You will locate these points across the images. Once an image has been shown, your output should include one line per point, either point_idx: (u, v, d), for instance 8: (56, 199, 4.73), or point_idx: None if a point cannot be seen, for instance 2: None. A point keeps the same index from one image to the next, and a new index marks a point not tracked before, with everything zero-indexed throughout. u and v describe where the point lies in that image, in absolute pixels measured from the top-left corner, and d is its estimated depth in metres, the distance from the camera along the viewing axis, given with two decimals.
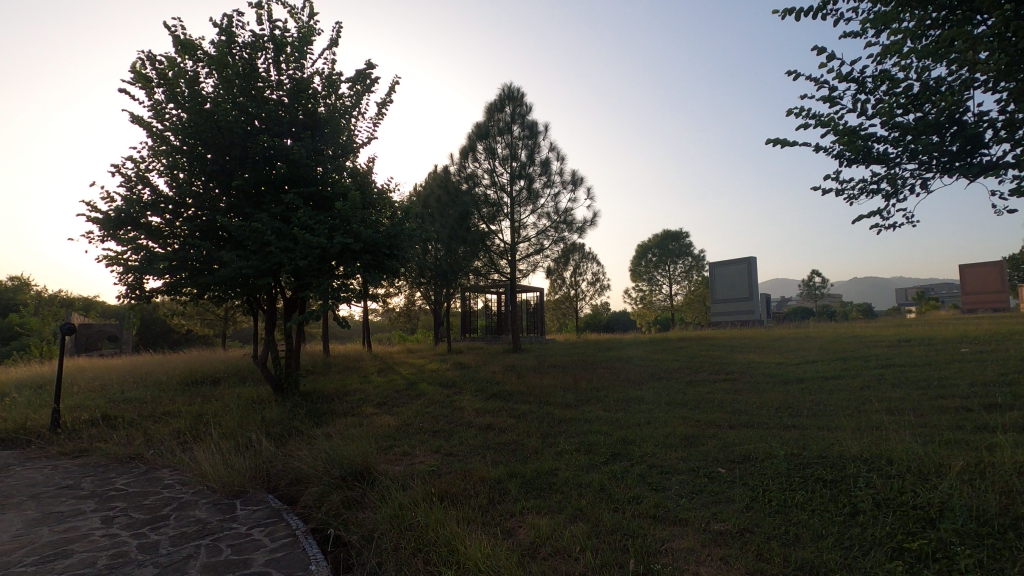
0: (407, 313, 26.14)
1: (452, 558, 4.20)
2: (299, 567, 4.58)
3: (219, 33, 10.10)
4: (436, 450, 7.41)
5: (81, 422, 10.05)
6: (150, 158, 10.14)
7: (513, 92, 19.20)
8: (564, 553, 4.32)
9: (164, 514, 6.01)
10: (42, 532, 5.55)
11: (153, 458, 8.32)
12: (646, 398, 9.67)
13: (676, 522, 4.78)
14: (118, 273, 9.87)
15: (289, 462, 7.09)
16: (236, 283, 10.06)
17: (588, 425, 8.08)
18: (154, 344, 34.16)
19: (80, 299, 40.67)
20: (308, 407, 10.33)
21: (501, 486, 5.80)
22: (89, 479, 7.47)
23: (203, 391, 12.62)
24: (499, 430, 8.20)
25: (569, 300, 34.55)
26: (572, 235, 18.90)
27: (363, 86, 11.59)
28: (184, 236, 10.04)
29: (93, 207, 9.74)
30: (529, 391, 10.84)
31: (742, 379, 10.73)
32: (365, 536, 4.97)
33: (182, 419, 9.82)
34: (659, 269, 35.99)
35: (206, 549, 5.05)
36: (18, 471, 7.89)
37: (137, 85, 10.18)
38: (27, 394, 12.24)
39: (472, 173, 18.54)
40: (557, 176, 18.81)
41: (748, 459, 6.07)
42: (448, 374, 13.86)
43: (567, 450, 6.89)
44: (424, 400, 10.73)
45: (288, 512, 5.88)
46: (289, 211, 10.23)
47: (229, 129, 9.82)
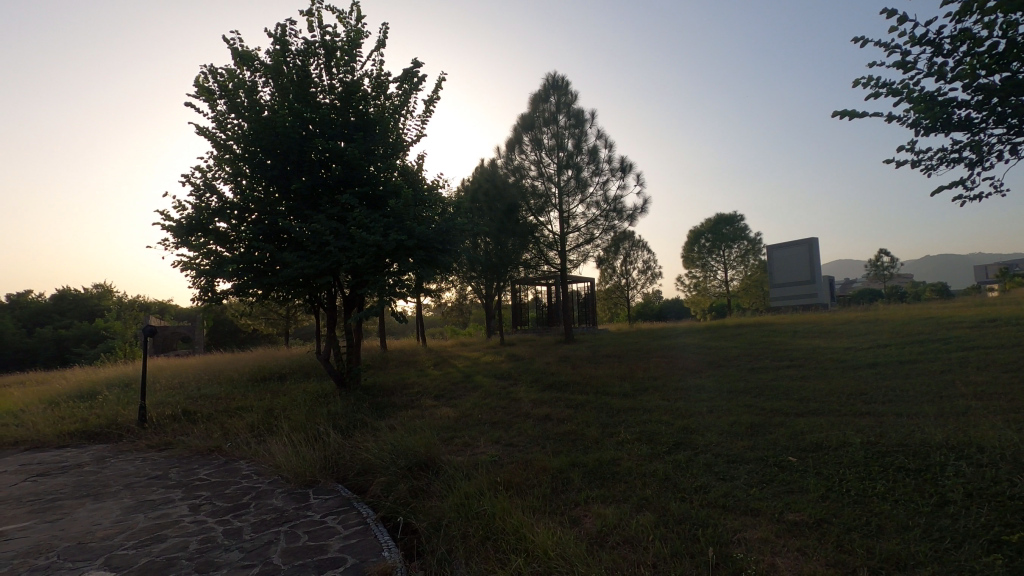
0: (459, 307, 26.53)
1: (520, 545, 4.24)
2: (373, 553, 4.74)
3: (274, 43, 10.50)
4: (496, 441, 7.51)
5: (164, 417, 10.77)
6: (215, 167, 10.67)
7: (557, 81, 19.04)
8: (633, 543, 4.28)
9: (244, 502, 6.37)
10: (138, 518, 5.99)
11: (231, 450, 8.82)
12: (706, 386, 9.43)
13: (747, 512, 4.65)
14: (191, 277, 10.48)
15: (356, 453, 7.36)
16: (298, 282, 10.49)
17: (647, 414, 7.96)
18: (224, 344, 36.27)
19: (156, 303, 43.66)
20: (370, 400, 10.69)
21: (564, 476, 5.81)
22: (175, 470, 8.01)
23: (271, 387, 13.26)
24: (558, 421, 8.21)
25: (621, 290, 34.05)
26: (622, 223, 18.61)
27: (410, 85, 11.78)
28: (249, 240, 10.50)
29: (167, 215, 10.37)
30: (585, 381, 10.80)
31: (808, 366, 10.29)
32: (433, 524, 5.09)
33: (254, 414, 10.35)
34: (713, 254, 34.86)
35: (286, 535, 5.31)
36: (114, 463, 8.56)
37: (201, 98, 10.73)
38: (116, 393, 13.22)
39: (519, 165, 18.52)
40: (605, 163, 18.55)
41: (820, 447, 5.83)
42: (502, 366, 13.97)
43: (628, 439, 6.82)
44: (481, 392, 10.88)
45: (358, 502, 6.10)
46: (345, 211, 10.55)
47: (286, 135, 10.21)
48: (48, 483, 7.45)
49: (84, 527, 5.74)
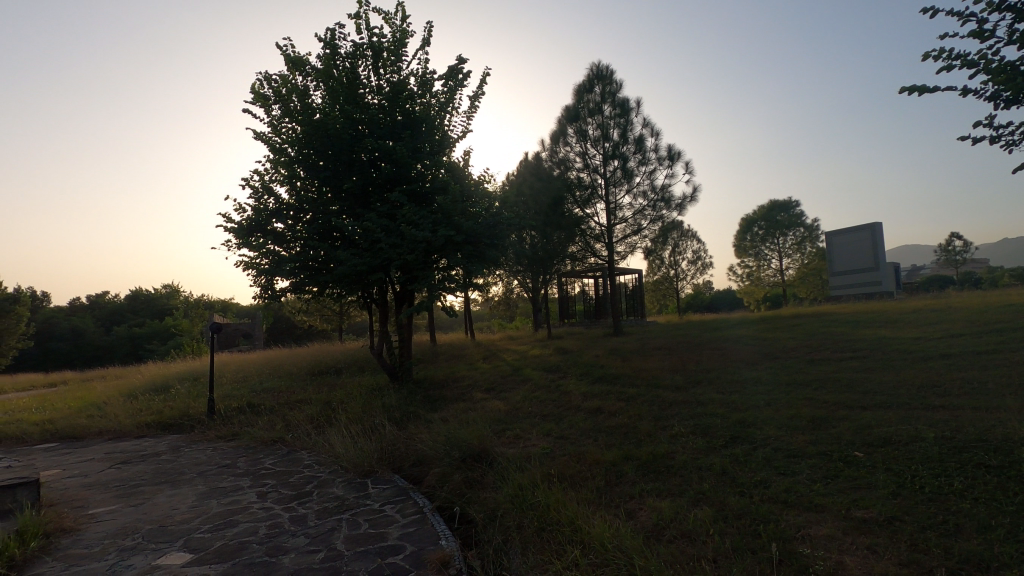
0: (506, 301, 26.70)
1: (576, 537, 4.25)
2: (430, 542, 4.87)
3: (324, 47, 10.82)
4: (548, 433, 7.52)
5: (231, 410, 11.37)
6: (272, 170, 11.11)
7: (602, 71, 18.78)
8: (691, 537, 4.21)
9: (307, 491, 6.65)
10: (211, 504, 6.36)
11: (293, 440, 9.22)
12: (763, 379, 9.15)
13: (811, 508, 4.49)
14: (252, 276, 10.97)
15: (411, 445, 7.54)
16: (352, 279, 10.80)
17: (701, 407, 7.80)
18: (282, 340, 37.90)
19: (219, 301, 46.07)
20: (422, 393, 10.93)
21: (617, 469, 5.78)
22: (243, 459, 8.45)
23: (327, 381, 13.75)
24: (609, 413, 8.15)
25: (669, 281, 33.36)
26: (671, 212, 18.23)
27: (455, 82, 11.89)
28: (304, 239, 10.86)
29: (229, 217, 10.89)
30: (635, 373, 10.66)
31: (872, 357, 9.80)
32: (488, 515, 5.16)
33: (313, 406, 10.78)
34: (767, 243, 33.62)
35: (347, 523, 5.52)
36: (187, 452, 9.11)
37: (257, 104, 11.18)
38: (186, 387, 14.02)
39: (564, 157, 18.38)
40: (652, 152, 18.20)
41: (889, 442, 5.56)
42: (550, 359, 13.99)
43: (682, 433, 6.70)
44: (531, 385, 10.94)
45: (415, 492, 6.26)
46: (394, 208, 10.78)
47: (338, 136, 10.52)
48: (131, 470, 8.01)
49: (163, 511, 6.15)
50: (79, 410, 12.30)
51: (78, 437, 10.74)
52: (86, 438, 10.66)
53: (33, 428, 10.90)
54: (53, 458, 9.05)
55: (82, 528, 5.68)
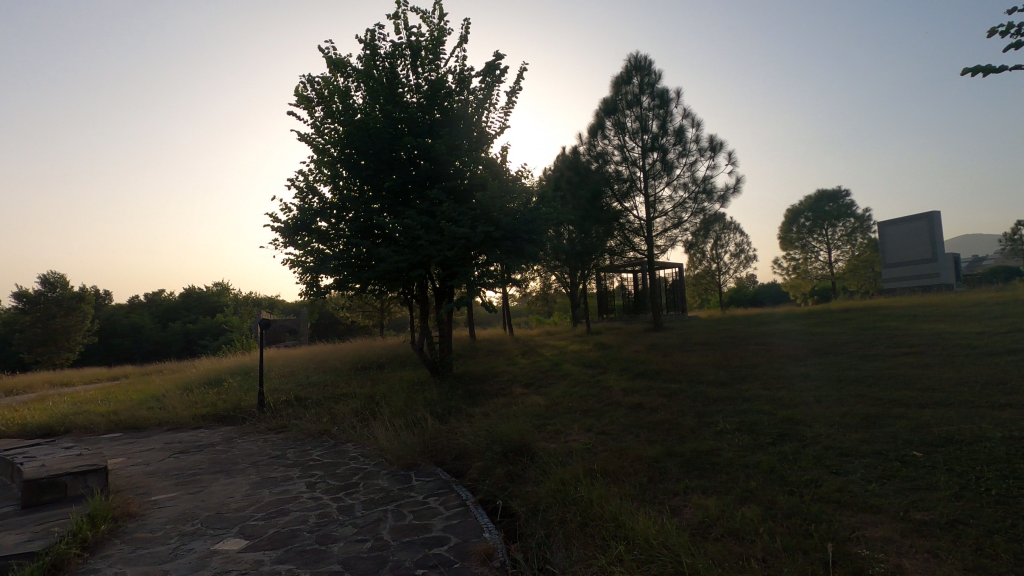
0: (544, 296, 26.67)
1: (620, 533, 4.23)
2: (474, 534, 4.93)
3: (364, 48, 11.03)
4: (588, 429, 7.49)
5: (279, 403, 11.78)
6: (316, 170, 11.41)
7: (640, 62, 18.47)
8: (738, 535, 4.12)
9: (354, 482, 6.84)
10: (263, 493, 6.62)
11: (339, 433, 9.48)
12: (812, 375, 8.85)
13: (865, 509, 4.33)
14: (298, 273, 11.31)
15: (453, 439, 7.65)
16: (393, 276, 11.00)
17: (746, 403, 7.62)
18: (326, 335, 39.03)
19: (266, 299, 47.78)
20: (462, 388, 11.05)
21: (660, 465, 5.71)
22: (292, 451, 8.75)
23: (371, 375, 14.06)
24: (651, 409, 8.05)
25: (711, 275, 32.60)
26: (713, 204, 17.80)
27: (492, 77, 11.92)
28: (347, 237, 11.11)
29: (276, 217, 11.27)
30: (677, 369, 10.50)
31: (931, 352, 9.35)
32: (531, 509, 5.19)
33: (357, 400, 11.04)
34: (815, 234, 32.39)
35: (392, 513, 5.65)
36: (240, 443, 9.50)
37: (301, 107, 11.50)
38: (238, 381, 14.61)
39: (602, 151, 18.19)
40: (693, 144, 17.81)
41: (950, 442, 5.30)
42: (590, 354, 13.90)
43: (727, 429, 6.57)
44: (571, 380, 10.90)
45: (457, 485, 6.35)
46: (434, 206, 10.91)
47: (378, 136, 10.71)
48: (188, 459, 8.42)
49: (219, 499, 6.44)
50: (140, 402, 12.99)
51: (140, 427, 11.35)
52: (147, 429, 11.25)
53: (99, 418, 11.57)
54: (119, 447, 9.59)
55: (146, 514, 6.00)
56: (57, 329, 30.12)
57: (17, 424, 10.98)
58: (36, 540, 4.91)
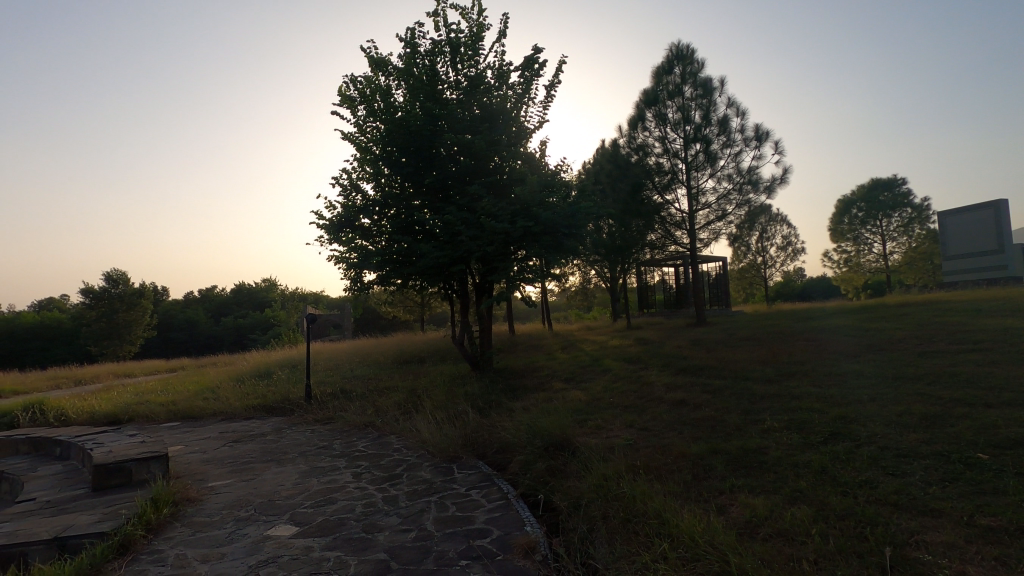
0: (584, 291, 26.50)
1: (664, 530, 4.18)
2: (516, 527, 4.97)
3: (405, 47, 11.19)
4: (630, 425, 7.41)
5: (326, 395, 12.15)
6: (359, 168, 11.68)
7: (682, 51, 18.04)
8: (788, 536, 4.00)
9: (398, 473, 7.00)
10: (312, 482, 6.85)
11: (382, 425, 9.71)
12: (865, 372, 8.49)
13: (925, 513, 4.13)
14: (343, 269, 11.61)
15: (494, 433, 7.71)
16: (434, 272, 11.15)
17: (795, 401, 7.38)
18: (369, 330, 39.98)
19: (312, 294, 49.25)
20: (503, 382, 11.12)
21: (705, 462, 5.60)
22: (338, 441, 9.01)
23: (412, 369, 14.31)
24: (694, 406, 7.89)
25: (756, 269, 31.66)
26: (759, 195, 17.27)
27: (531, 72, 11.88)
28: (389, 234, 11.31)
29: (321, 215, 11.59)
30: (721, 365, 10.25)
31: (997, 349, 8.83)
32: (573, 503, 5.18)
33: (400, 393, 11.27)
34: (867, 225, 30.99)
35: (436, 505, 5.74)
36: (289, 433, 9.85)
37: (345, 106, 11.76)
38: (286, 373, 15.12)
39: (642, 143, 17.88)
40: (738, 134, 17.32)
41: (1019, 445, 4.99)
42: (631, 350, 13.75)
43: (775, 428, 6.38)
44: (612, 376, 10.81)
45: (499, 478, 6.40)
46: (474, 201, 10.98)
47: (419, 133, 10.84)
48: (242, 448, 8.79)
49: (271, 486, 6.71)
50: (196, 393, 13.61)
51: (197, 416, 11.91)
52: (204, 418, 11.81)
53: (159, 408, 12.19)
54: (178, 435, 10.11)
55: (204, 499, 6.31)
56: (120, 323, 31.87)
57: (86, 412, 11.69)
58: (107, 521, 5.24)
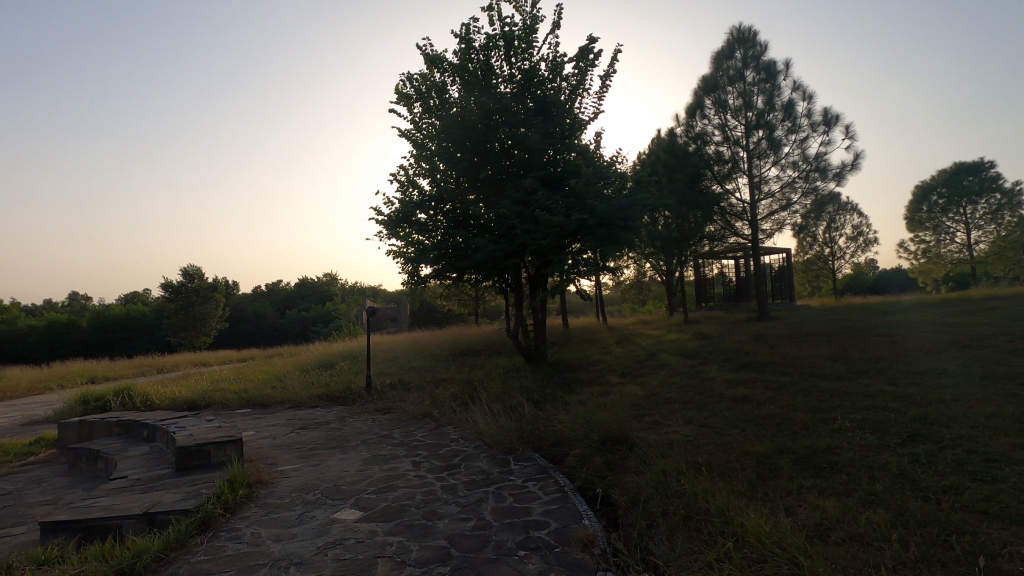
0: (639, 284, 26.03)
1: (727, 529, 4.07)
2: (573, 520, 4.97)
3: (460, 43, 11.28)
4: (690, 420, 7.24)
5: (385, 386, 12.52)
6: (415, 164, 11.92)
7: (743, 34, 17.34)
8: (863, 541, 3.81)
9: (456, 463, 7.13)
10: (374, 469, 7.09)
11: (439, 415, 9.93)
12: (949, 370, 7.92)
13: (1020, 523, 3.82)
14: (400, 263, 11.92)
15: (550, 426, 7.71)
16: (488, 265, 11.25)
17: (869, 400, 6.98)
18: (425, 323, 40.90)
19: (370, 288, 50.85)
20: (557, 375, 11.10)
21: (770, 461, 5.41)
22: (398, 431, 9.28)
23: (468, 362, 14.52)
24: (758, 403, 7.61)
25: (824, 261, 30.09)
26: (827, 183, 16.40)
27: (586, 62, 11.73)
28: (444, 228, 11.48)
29: (380, 211, 11.91)
30: (787, 361, 9.83)
31: None
32: (631, 499, 5.13)
33: (456, 385, 11.47)
34: (949, 213, 28.83)
35: (493, 495, 5.82)
36: (352, 422, 10.23)
37: (401, 104, 12.01)
38: (347, 364, 15.70)
39: (701, 131, 17.32)
40: (804, 118, 16.50)
41: None
42: (689, 344, 13.42)
43: (847, 427, 6.07)
44: (670, 370, 10.58)
45: (555, 471, 6.41)
46: (528, 194, 10.98)
47: (473, 127, 10.92)
48: (308, 435, 9.21)
49: (336, 472, 7.00)
50: (265, 382, 14.35)
51: (266, 404, 12.57)
52: (273, 406, 12.44)
53: (231, 395, 12.93)
54: (250, 421, 10.71)
55: (274, 482, 6.65)
56: (196, 315, 34.00)
57: (167, 398, 12.55)
58: (189, 499, 5.62)
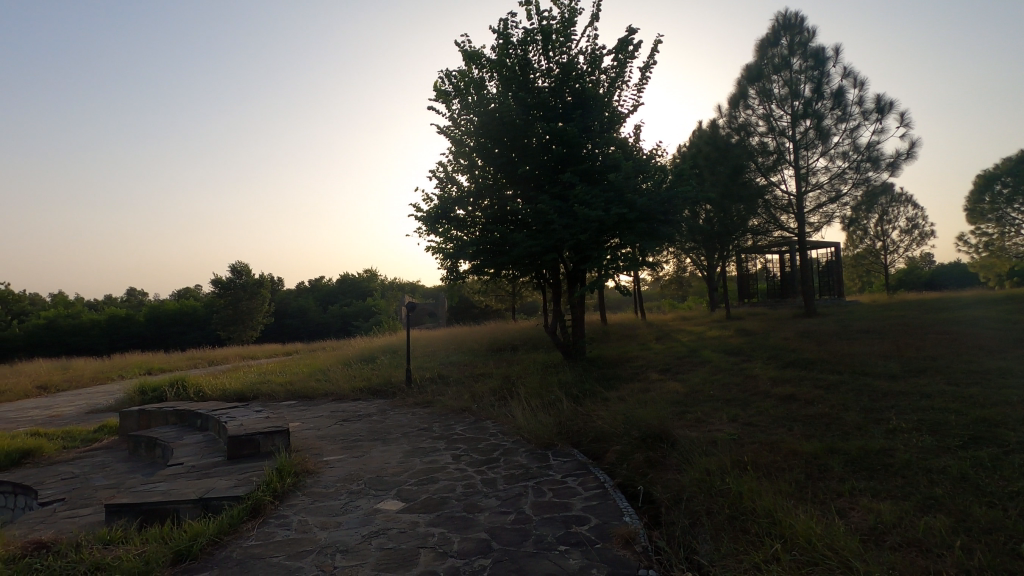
0: (679, 279, 25.53)
1: (775, 530, 3.96)
2: (614, 517, 4.93)
3: (498, 38, 11.28)
4: (734, 419, 7.07)
5: (425, 380, 12.70)
6: (454, 160, 12.00)
7: (789, 20, 16.71)
8: (921, 547, 3.64)
9: (495, 457, 7.17)
10: (415, 461, 7.21)
11: (478, 409, 10.00)
12: (1016, 370, 7.47)
13: None
14: (439, 259, 12.05)
15: (589, 422, 7.66)
16: (526, 261, 11.24)
17: (927, 401, 6.65)
18: (463, 318, 41.27)
19: (409, 284, 51.64)
20: (596, 371, 11.02)
21: (819, 462, 5.22)
22: (438, 424, 9.40)
23: (506, 357, 14.58)
24: (805, 401, 7.37)
25: (875, 255, 28.81)
26: (880, 173, 15.67)
27: (625, 54, 11.55)
28: (482, 224, 11.54)
29: (419, 207, 12.06)
30: (836, 359, 9.48)
31: None
32: (673, 497, 5.04)
33: (494, 380, 11.53)
34: (1013, 204, 27.10)
35: (533, 490, 5.83)
36: (393, 415, 10.41)
37: (440, 101, 12.11)
38: (388, 358, 15.99)
39: (744, 122, 16.81)
40: (855, 106, 15.82)
41: None
42: (732, 341, 13.08)
43: (902, 428, 5.80)
44: (712, 367, 10.34)
45: (595, 467, 6.36)
46: (566, 189, 10.90)
47: (512, 123, 10.92)
48: (351, 427, 9.43)
49: (379, 463, 7.15)
50: (310, 375, 14.77)
51: (311, 396, 12.94)
52: (317, 398, 12.80)
53: (278, 387, 13.37)
54: (296, 413, 11.04)
55: (320, 472, 6.85)
56: (244, 310, 35.27)
57: (218, 390, 13.07)
58: (241, 486, 5.85)
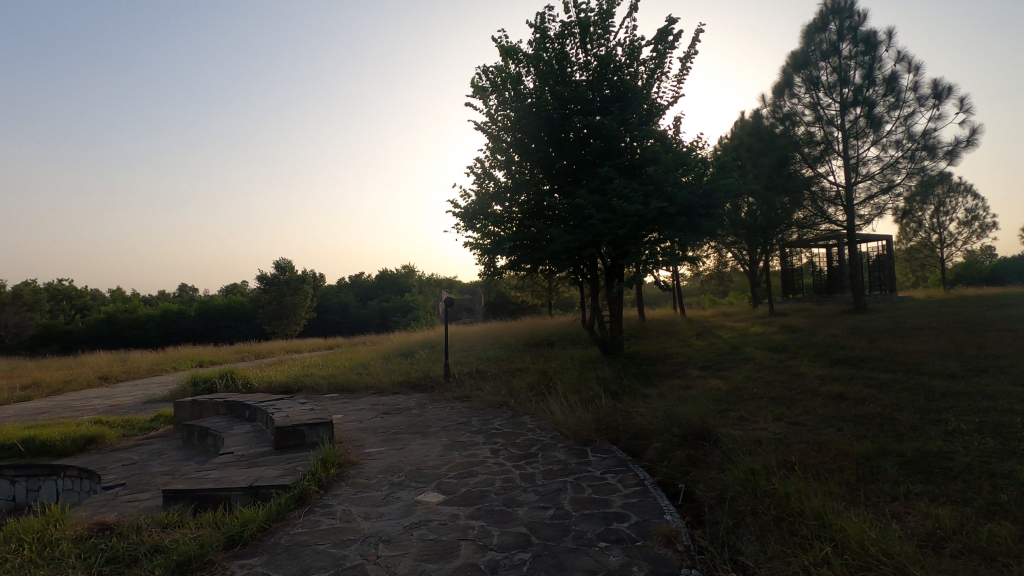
0: (720, 274, 24.92)
1: (825, 533, 3.83)
2: (655, 515, 4.86)
3: (535, 33, 11.23)
4: (779, 417, 6.87)
5: (463, 375, 12.82)
6: (491, 156, 12.01)
7: (838, 3, 16.04)
8: (985, 555, 3.46)
9: (533, 452, 7.18)
10: (454, 455, 7.29)
11: (516, 404, 10.04)
12: None
13: None
14: (477, 255, 12.12)
15: (628, 418, 7.59)
16: (564, 256, 11.19)
17: (989, 401, 6.30)
18: (499, 313, 41.46)
19: (446, 280, 52.16)
20: (635, 368, 10.89)
21: (871, 463, 5.02)
22: (476, 419, 9.48)
23: (543, 352, 14.55)
24: (856, 401, 7.09)
25: (931, 248, 27.42)
26: (936, 162, 14.90)
27: (664, 44, 11.32)
28: (519, 220, 11.52)
29: (457, 203, 12.14)
30: (889, 357, 9.08)
31: None
32: (716, 496, 4.94)
33: (531, 375, 11.54)
34: None
35: (572, 485, 5.81)
36: (431, 409, 10.55)
37: (477, 96, 12.13)
38: (426, 353, 16.21)
39: (790, 111, 16.25)
40: (910, 92, 15.07)
41: None
42: (776, 337, 12.70)
43: (962, 430, 5.52)
44: (755, 364, 10.08)
45: (634, 464, 6.29)
46: (604, 183, 10.77)
47: (549, 117, 10.86)
48: (391, 420, 9.61)
49: (419, 456, 7.26)
50: (351, 369, 15.11)
51: (352, 389, 13.24)
52: (358, 391, 13.10)
53: (320, 380, 13.72)
54: (338, 406, 11.32)
55: (362, 463, 7.01)
56: (288, 305, 36.34)
57: (264, 383, 13.50)
58: (288, 475, 6.04)
